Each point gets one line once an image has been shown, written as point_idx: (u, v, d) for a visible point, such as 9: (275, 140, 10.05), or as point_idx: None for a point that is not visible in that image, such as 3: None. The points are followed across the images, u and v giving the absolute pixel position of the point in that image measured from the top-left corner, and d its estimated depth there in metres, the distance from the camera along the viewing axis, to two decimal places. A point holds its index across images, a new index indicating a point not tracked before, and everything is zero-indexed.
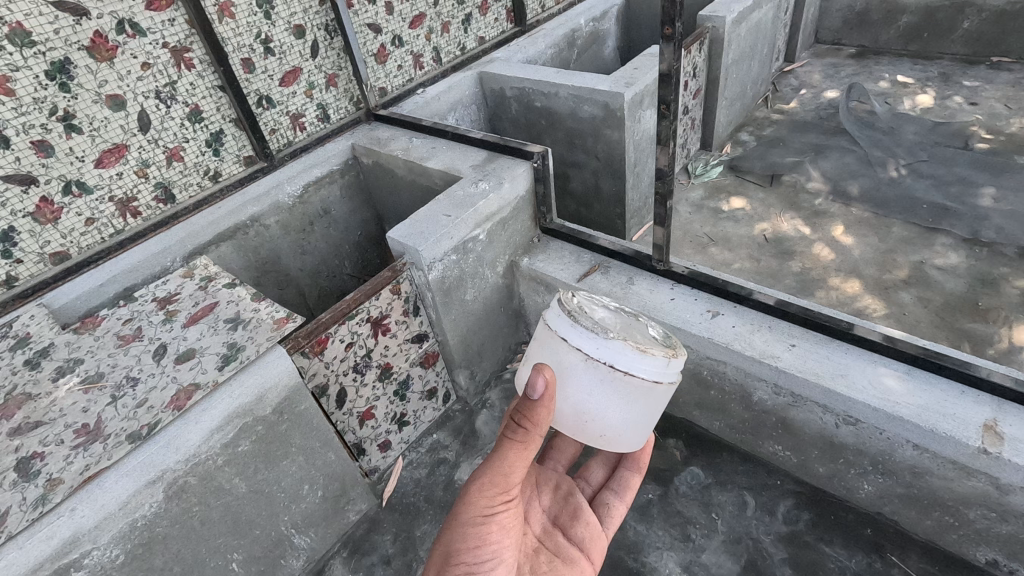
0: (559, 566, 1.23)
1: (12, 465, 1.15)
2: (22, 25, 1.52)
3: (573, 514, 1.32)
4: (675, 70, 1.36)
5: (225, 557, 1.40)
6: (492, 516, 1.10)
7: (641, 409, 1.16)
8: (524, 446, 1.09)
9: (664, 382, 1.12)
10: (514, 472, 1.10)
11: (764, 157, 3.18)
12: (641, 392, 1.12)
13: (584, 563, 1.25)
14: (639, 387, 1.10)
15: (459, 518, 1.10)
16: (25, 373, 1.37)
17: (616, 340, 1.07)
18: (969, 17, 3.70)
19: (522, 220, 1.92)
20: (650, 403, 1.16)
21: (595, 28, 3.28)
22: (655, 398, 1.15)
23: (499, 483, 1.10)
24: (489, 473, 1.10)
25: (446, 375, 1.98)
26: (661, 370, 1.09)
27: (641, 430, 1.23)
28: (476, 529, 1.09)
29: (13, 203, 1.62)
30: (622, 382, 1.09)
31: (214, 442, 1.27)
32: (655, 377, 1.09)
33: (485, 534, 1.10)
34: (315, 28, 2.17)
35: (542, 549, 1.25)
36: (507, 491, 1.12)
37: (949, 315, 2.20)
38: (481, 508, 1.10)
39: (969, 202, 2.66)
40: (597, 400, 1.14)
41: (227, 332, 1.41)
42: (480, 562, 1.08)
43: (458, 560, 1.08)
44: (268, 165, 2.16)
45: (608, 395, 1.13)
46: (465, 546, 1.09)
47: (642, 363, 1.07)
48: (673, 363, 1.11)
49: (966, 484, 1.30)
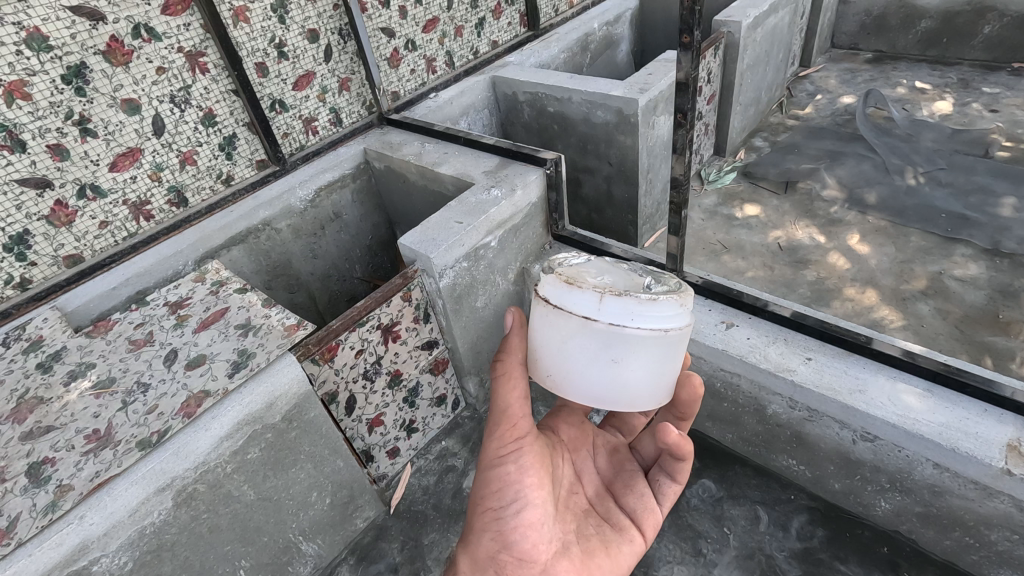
0: (608, 531, 1.27)
1: (23, 471, 1.15)
2: (39, 29, 1.53)
3: (626, 483, 1.34)
4: (692, 78, 1.34)
5: (233, 564, 1.39)
6: (507, 454, 1.21)
7: (581, 349, 1.20)
8: (507, 377, 1.25)
9: (602, 322, 1.14)
10: (511, 404, 1.23)
11: (778, 163, 3.13)
12: (576, 328, 1.18)
13: (633, 533, 1.28)
14: (571, 321, 1.18)
15: (481, 465, 1.23)
16: (38, 377, 1.37)
17: (553, 275, 1.21)
18: (990, 23, 3.64)
19: (534, 227, 1.90)
20: (594, 344, 1.17)
21: (609, 33, 3.26)
22: (600, 341, 1.16)
23: (503, 419, 1.23)
24: (492, 417, 1.24)
25: (455, 382, 1.97)
26: (591, 305, 1.14)
27: (597, 379, 1.22)
28: (495, 471, 1.21)
29: (28, 206, 1.62)
30: (555, 315, 1.20)
31: (224, 449, 1.27)
32: (583, 311, 1.15)
33: (505, 476, 1.20)
34: (328, 33, 2.17)
35: (591, 513, 1.30)
36: (515, 427, 1.23)
37: (969, 327, 2.16)
38: (495, 448, 1.22)
39: (989, 212, 2.62)
40: (543, 335, 1.26)
41: (238, 339, 1.41)
42: (505, 504, 1.19)
43: (486, 506, 1.20)
44: (281, 169, 2.16)
45: (551, 329, 1.23)
46: (489, 490, 1.20)
47: (571, 296, 1.17)
48: (609, 303, 1.12)
49: (988, 505, 1.27)
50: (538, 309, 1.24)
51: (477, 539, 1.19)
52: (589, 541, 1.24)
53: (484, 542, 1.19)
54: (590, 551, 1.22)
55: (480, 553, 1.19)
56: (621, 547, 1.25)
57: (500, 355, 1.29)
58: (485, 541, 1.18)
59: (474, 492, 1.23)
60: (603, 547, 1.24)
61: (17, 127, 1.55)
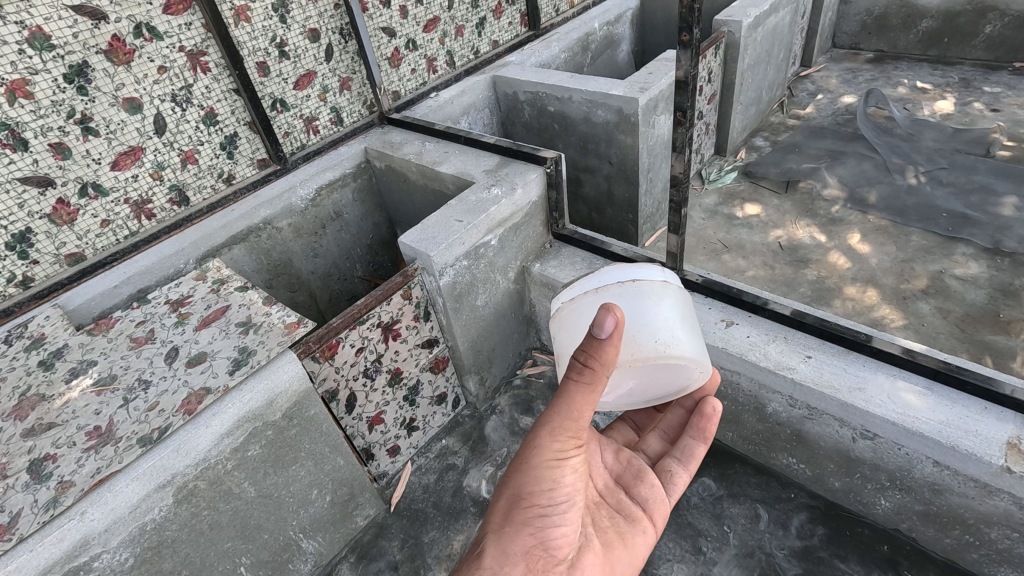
0: (621, 522, 1.22)
1: (24, 467, 1.16)
2: (41, 29, 1.54)
3: (636, 476, 1.30)
4: (691, 77, 1.34)
5: (234, 561, 1.40)
6: (566, 459, 1.08)
7: (671, 310, 1.19)
8: (593, 392, 0.99)
9: (673, 282, 1.23)
10: (585, 415, 1.04)
11: (779, 163, 3.13)
12: (657, 292, 1.19)
13: (646, 524, 1.23)
14: (653, 288, 1.19)
15: (531, 462, 1.06)
16: (40, 374, 1.38)
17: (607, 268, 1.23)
18: (991, 22, 3.63)
19: (534, 226, 1.91)
20: (677, 305, 1.21)
21: (610, 32, 3.26)
22: (678, 300, 1.22)
23: (572, 427, 1.04)
24: (558, 423, 1.03)
25: (456, 380, 1.98)
26: (659, 273, 1.23)
27: (694, 340, 1.17)
28: (548, 472, 1.07)
29: (30, 204, 1.63)
30: (637, 287, 1.17)
31: (224, 446, 1.27)
32: (658, 277, 1.21)
33: (556, 477, 1.08)
34: (329, 32, 2.17)
35: (603, 505, 1.24)
36: (578, 435, 1.07)
37: (969, 326, 2.15)
38: (554, 451, 1.06)
39: (990, 211, 2.61)
40: (630, 311, 1.15)
41: (238, 336, 1.41)
42: (554, 503, 1.08)
43: (529, 503, 1.06)
44: (282, 168, 2.17)
45: (636, 304, 1.16)
46: (539, 490, 1.07)
47: (638, 270, 1.21)
48: (666, 272, 1.26)
49: (987, 503, 1.27)
50: (613, 290, 1.17)
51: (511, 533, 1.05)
52: (606, 533, 1.18)
53: (520, 538, 1.04)
54: (609, 544, 1.16)
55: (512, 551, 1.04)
56: (635, 538, 1.20)
57: (584, 358, 0.95)
58: (521, 536, 1.04)
59: (516, 485, 1.07)
60: (619, 539, 1.18)
61: (19, 126, 1.56)
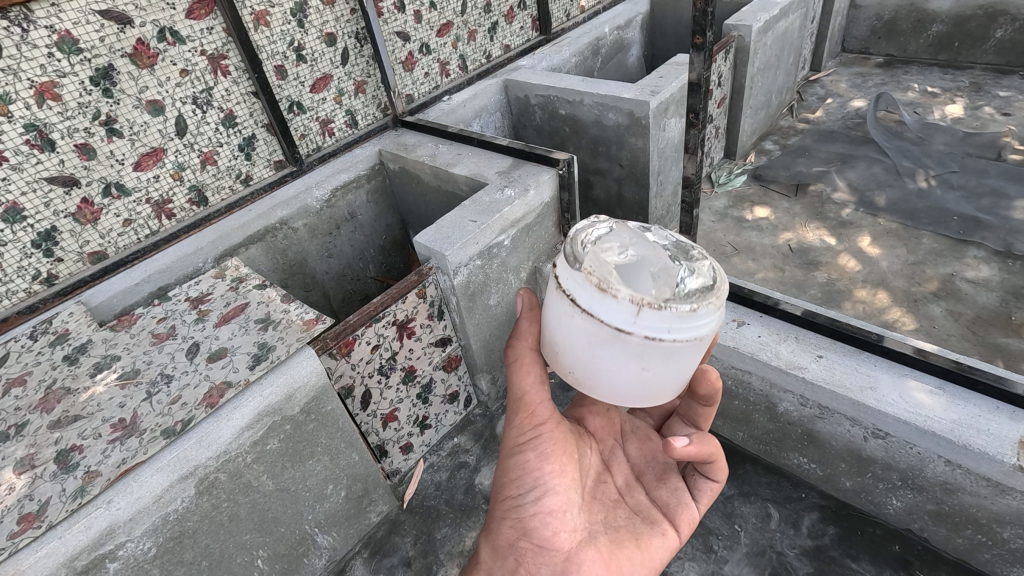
0: (638, 523, 1.24)
1: (52, 458, 1.19)
2: (70, 32, 1.58)
3: (659, 478, 1.32)
4: (704, 79, 1.37)
5: (252, 554, 1.42)
6: (527, 442, 1.21)
7: (608, 357, 1.04)
8: (520, 365, 1.22)
9: (637, 336, 0.96)
10: (528, 391, 1.22)
11: (789, 166, 3.14)
12: (601, 338, 1.01)
13: (665, 526, 1.25)
14: (601, 332, 1.00)
15: (501, 453, 1.24)
16: (64, 368, 1.42)
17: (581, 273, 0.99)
18: (1002, 26, 3.62)
19: (545, 227, 1.93)
20: (625, 356, 1.01)
21: (620, 36, 3.30)
22: (635, 354, 1.00)
23: (520, 406, 1.22)
24: (511, 405, 1.24)
25: (468, 380, 2.00)
26: (623, 317, 0.95)
27: (624, 384, 1.09)
28: (514, 459, 1.21)
29: (56, 203, 1.68)
30: (580, 319, 1.02)
31: (244, 439, 1.30)
32: (615, 324, 0.96)
33: (523, 464, 1.20)
34: (346, 36, 2.21)
35: (621, 503, 1.28)
36: (533, 414, 1.22)
37: (981, 329, 2.15)
38: (514, 436, 1.22)
39: (1001, 214, 2.61)
40: (567, 337, 1.08)
41: (258, 333, 1.44)
42: (523, 491, 1.19)
43: (506, 495, 1.21)
44: (298, 169, 2.20)
45: (571, 330, 1.06)
46: (509, 478, 1.21)
47: (601, 303, 0.97)
48: (649, 317, 0.94)
49: (1001, 502, 1.27)
50: (564, 309, 1.05)
51: (496, 527, 1.21)
52: (618, 531, 1.21)
53: (503, 531, 1.20)
54: (617, 541, 1.18)
55: (500, 543, 1.20)
56: (651, 539, 1.22)
57: (511, 341, 1.25)
58: (503, 529, 1.20)
59: (497, 480, 1.24)
60: (632, 538, 1.20)
61: (46, 127, 1.60)
